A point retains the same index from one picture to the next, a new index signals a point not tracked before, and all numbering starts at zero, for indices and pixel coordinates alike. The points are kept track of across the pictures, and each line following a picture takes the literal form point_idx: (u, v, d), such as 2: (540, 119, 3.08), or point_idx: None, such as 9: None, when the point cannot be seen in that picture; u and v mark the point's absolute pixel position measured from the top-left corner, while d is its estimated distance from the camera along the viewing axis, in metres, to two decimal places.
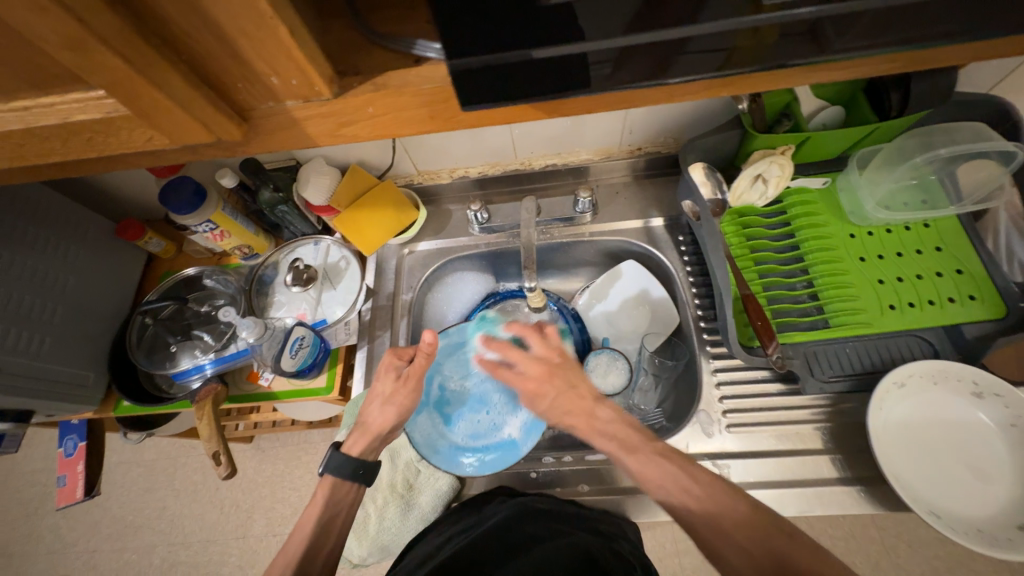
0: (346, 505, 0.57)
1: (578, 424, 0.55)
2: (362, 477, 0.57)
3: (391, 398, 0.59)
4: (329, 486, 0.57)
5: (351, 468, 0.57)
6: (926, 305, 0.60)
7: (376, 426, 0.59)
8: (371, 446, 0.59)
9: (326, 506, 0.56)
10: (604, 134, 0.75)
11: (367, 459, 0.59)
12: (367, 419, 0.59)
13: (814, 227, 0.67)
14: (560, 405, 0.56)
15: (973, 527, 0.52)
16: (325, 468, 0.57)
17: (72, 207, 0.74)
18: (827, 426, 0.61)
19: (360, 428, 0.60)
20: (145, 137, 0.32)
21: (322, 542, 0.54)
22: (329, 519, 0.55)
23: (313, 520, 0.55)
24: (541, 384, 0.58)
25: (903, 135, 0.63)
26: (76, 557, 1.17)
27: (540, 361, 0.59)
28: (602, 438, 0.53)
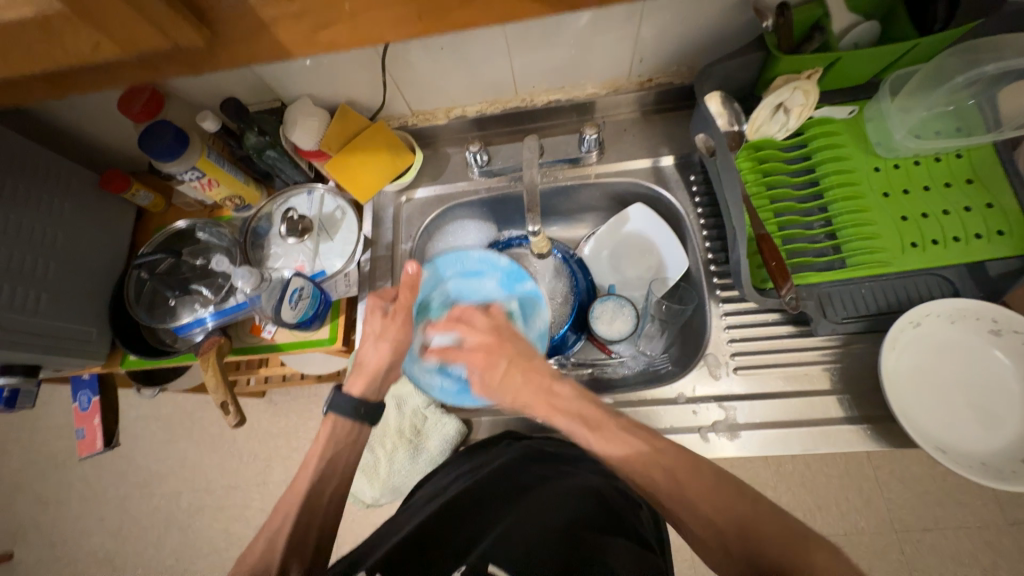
0: (350, 444, 0.58)
1: (532, 403, 0.53)
2: (364, 416, 0.58)
3: (382, 335, 0.59)
4: (333, 423, 0.57)
5: (353, 406, 0.57)
6: (950, 242, 0.57)
7: (371, 366, 0.59)
8: (371, 386, 0.60)
9: (329, 447, 0.57)
10: (611, 64, 0.69)
11: (369, 400, 0.59)
12: (362, 360, 0.59)
13: (837, 162, 0.63)
14: (508, 380, 0.54)
15: (980, 460, 0.52)
16: (329, 407, 0.58)
17: (51, 158, 0.71)
18: (838, 366, 0.61)
19: (356, 369, 0.60)
20: (90, 43, 0.28)
21: (325, 485, 0.55)
22: (335, 457, 0.57)
23: (319, 460, 0.56)
24: (492, 356, 0.55)
25: (946, 52, 0.57)
26: (108, 503, 1.23)
27: (486, 332, 0.57)
28: (562, 417, 0.51)
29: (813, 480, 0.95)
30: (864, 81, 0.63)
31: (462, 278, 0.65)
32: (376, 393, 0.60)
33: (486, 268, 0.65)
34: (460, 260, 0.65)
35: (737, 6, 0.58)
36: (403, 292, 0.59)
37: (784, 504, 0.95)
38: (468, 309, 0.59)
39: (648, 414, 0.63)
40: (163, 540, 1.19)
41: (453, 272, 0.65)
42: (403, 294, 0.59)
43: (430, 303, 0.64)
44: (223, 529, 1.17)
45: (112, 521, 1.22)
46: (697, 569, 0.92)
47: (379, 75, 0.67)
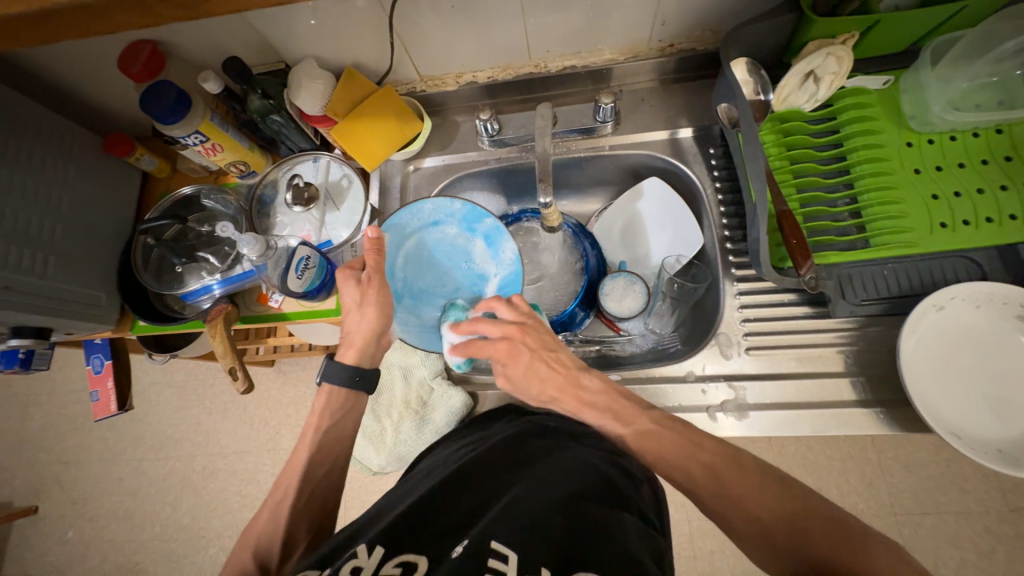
0: (347, 411, 0.58)
1: (558, 395, 0.53)
2: (359, 384, 0.58)
3: (363, 304, 0.57)
4: (327, 394, 0.57)
5: (348, 375, 0.57)
6: (983, 222, 0.55)
7: (361, 335, 0.57)
8: (366, 353, 0.58)
9: (326, 416, 0.57)
10: (631, 27, 0.65)
11: (365, 367, 0.58)
12: (349, 331, 0.58)
13: (867, 135, 0.60)
14: (533, 373, 0.53)
15: (996, 447, 0.51)
16: (322, 377, 0.57)
17: (53, 119, 0.69)
18: (852, 348, 0.59)
19: (345, 340, 0.58)
20: None
21: (323, 456, 0.56)
22: (333, 426, 0.57)
23: (316, 428, 0.56)
24: (515, 349, 0.53)
25: (995, 16, 0.53)
26: (125, 464, 1.28)
27: (510, 324, 0.54)
28: (591, 411, 0.52)
29: (815, 463, 0.96)
30: (903, 48, 0.58)
31: (423, 231, 0.63)
32: (370, 359, 0.59)
33: (443, 216, 0.63)
34: (412, 214, 0.62)
35: None
36: (370, 256, 0.57)
37: None
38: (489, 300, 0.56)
39: (655, 392, 0.62)
40: (178, 500, 1.23)
41: (413, 229, 0.62)
42: (370, 258, 0.57)
43: (400, 264, 0.61)
44: (235, 492, 1.21)
45: (130, 482, 1.27)
46: (695, 543, 0.93)
47: (386, 36, 0.64)
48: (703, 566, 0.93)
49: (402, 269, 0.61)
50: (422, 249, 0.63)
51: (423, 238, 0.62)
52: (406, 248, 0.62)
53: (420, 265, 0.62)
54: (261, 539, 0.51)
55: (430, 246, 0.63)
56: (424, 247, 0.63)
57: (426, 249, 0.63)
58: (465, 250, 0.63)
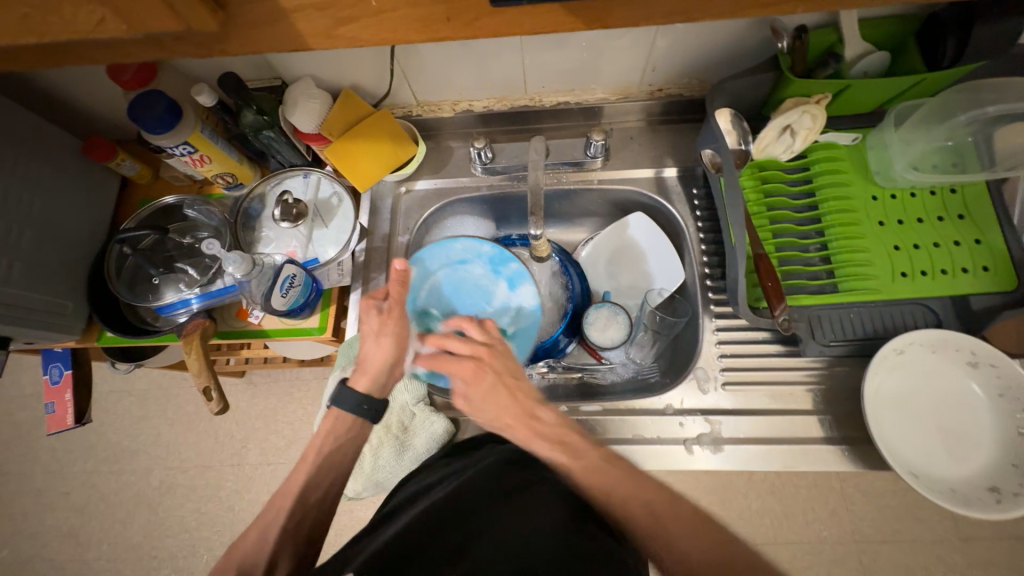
0: (350, 440, 0.58)
1: (513, 424, 0.52)
2: (366, 412, 0.57)
3: (381, 331, 0.57)
4: (333, 418, 0.57)
5: (356, 402, 0.57)
6: (938, 274, 0.59)
7: (374, 362, 0.57)
8: (378, 381, 0.58)
9: (329, 440, 0.56)
10: (623, 71, 0.68)
11: (374, 396, 0.58)
12: (363, 357, 0.58)
13: (837, 187, 0.64)
14: (494, 399, 0.52)
15: (949, 487, 0.54)
16: (332, 401, 0.57)
17: (31, 119, 0.67)
18: (821, 387, 0.62)
19: (359, 366, 0.58)
20: (94, 20, 0.29)
21: (320, 480, 0.54)
22: (335, 452, 0.56)
23: (319, 451, 0.55)
24: (480, 370, 0.53)
25: (951, 89, 0.58)
26: (74, 477, 1.20)
27: (478, 344, 0.55)
28: (544, 443, 0.50)
29: (782, 490, 0.99)
30: (871, 109, 0.63)
31: (449, 268, 0.64)
32: (382, 388, 0.58)
33: (471, 256, 0.65)
34: (441, 249, 0.64)
35: (754, 25, 0.58)
36: (393, 286, 0.58)
37: (753, 510, 0.98)
38: (461, 319, 0.56)
39: (635, 423, 0.63)
40: (130, 517, 1.16)
41: (438, 265, 0.64)
42: (393, 289, 0.58)
43: (423, 296, 0.63)
44: (195, 509, 1.15)
45: (77, 496, 1.19)
46: None
47: (386, 61, 0.65)
48: None
49: (424, 300, 0.63)
50: (447, 283, 0.64)
51: (447, 274, 0.64)
52: (431, 280, 0.64)
53: (443, 298, 0.63)
54: (244, 561, 0.49)
55: (455, 281, 0.64)
56: (448, 282, 0.64)
57: (450, 284, 0.64)
58: (488, 290, 0.64)
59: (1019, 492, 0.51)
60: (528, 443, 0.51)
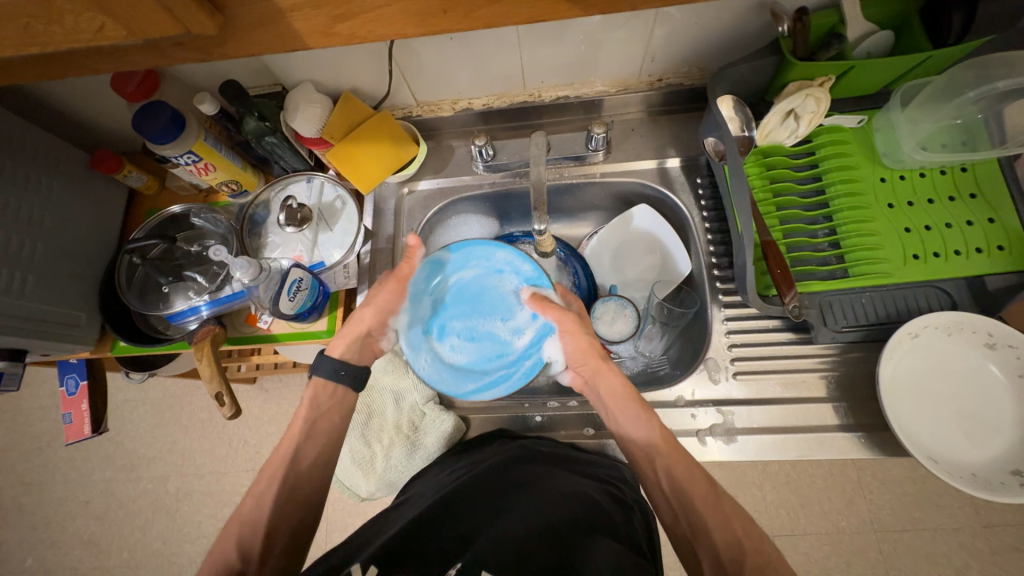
0: (333, 405, 0.59)
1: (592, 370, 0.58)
2: (344, 377, 0.58)
3: (369, 300, 0.61)
4: (316, 386, 0.58)
5: (333, 368, 0.58)
6: (951, 255, 0.58)
7: (357, 327, 0.60)
8: (354, 347, 0.60)
9: (313, 409, 0.57)
10: (622, 62, 0.67)
11: (349, 362, 0.60)
12: (348, 323, 0.61)
13: (844, 170, 0.63)
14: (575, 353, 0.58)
15: (970, 472, 0.53)
16: (313, 369, 0.59)
17: (40, 135, 0.68)
18: (834, 374, 0.61)
19: (341, 333, 0.61)
20: (95, 26, 0.29)
21: (310, 445, 0.56)
22: (317, 418, 0.57)
23: (304, 418, 0.56)
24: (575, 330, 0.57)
25: (958, 66, 0.57)
26: (93, 486, 1.22)
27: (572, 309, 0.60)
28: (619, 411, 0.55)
29: (798, 480, 0.97)
30: (876, 90, 0.62)
31: (481, 269, 0.60)
32: (354, 356, 0.61)
33: (508, 268, 0.60)
34: (472, 249, 0.60)
35: (753, 10, 0.58)
36: (402, 265, 0.60)
37: (768, 502, 0.98)
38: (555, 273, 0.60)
39: None
40: (149, 524, 1.18)
41: (464, 262, 0.61)
42: (402, 267, 0.60)
43: (441, 285, 0.60)
44: (211, 515, 1.16)
45: (97, 505, 1.21)
46: None
47: (385, 63, 0.65)
48: None
49: (443, 289, 0.60)
50: (469, 282, 0.61)
51: (476, 275, 0.60)
52: (456, 273, 0.61)
53: (457, 295, 0.60)
54: (244, 533, 0.49)
55: (477, 283, 0.60)
56: (471, 283, 0.60)
57: (473, 285, 0.60)
58: (511, 307, 0.59)
59: None
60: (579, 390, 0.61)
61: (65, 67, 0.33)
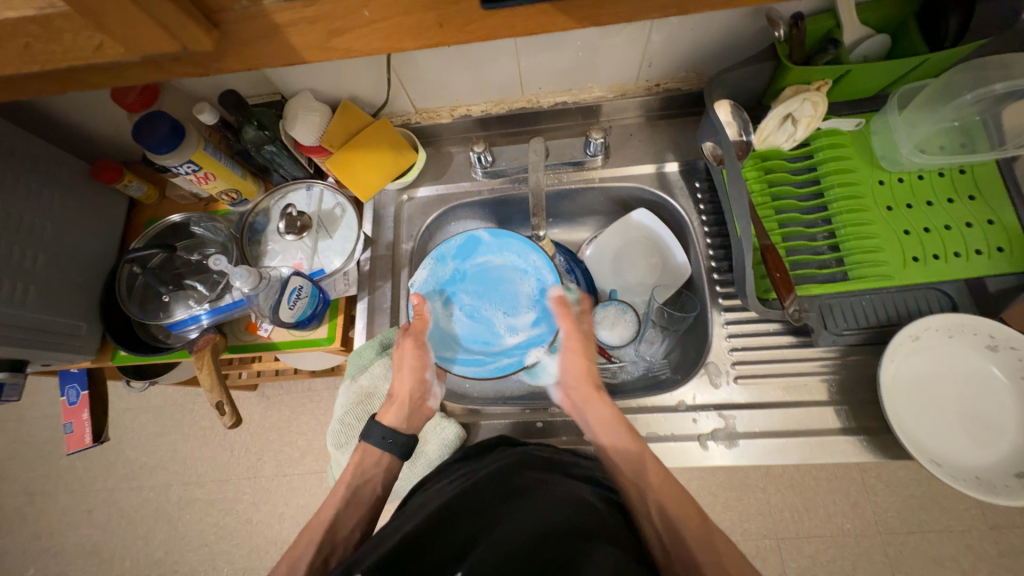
0: (377, 473, 0.58)
1: (583, 394, 0.60)
2: (392, 446, 0.57)
3: (400, 364, 0.60)
4: (361, 453, 0.58)
5: (380, 436, 0.57)
6: (951, 257, 0.58)
7: (401, 393, 0.60)
8: (403, 414, 0.59)
9: (356, 474, 0.57)
10: (620, 68, 0.68)
11: (400, 429, 0.59)
12: (392, 391, 0.61)
13: (842, 173, 0.63)
14: (573, 369, 0.61)
15: (974, 475, 0.53)
16: (364, 437, 0.58)
17: (41, 146, 0.68)
18: (836, 377, 0.61)
19: (388, 400, 0.61)
20: (94, 45, 0.30)
21: (350, 513, 0.55)
22: (359, 485, 0.56)
23: (349, 482, 0.56)
24: (577, 341, 0.61)
25: (956, 69, 0.57)
26: (95, 495, 1.22)
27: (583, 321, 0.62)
28: (602, 429, 0.57)
29: (802, 483, 0.97)
30: (873, 94, 0.63)
31: (508, 260, 0.63)
32: (408, 422, 0.60)
33: (532, 269, 0.62)
34: (508, 240, 0.63)
35: (749, 15, 0.58)
36: (416, 321, 0.61)
37: (772, 505, 0.97)
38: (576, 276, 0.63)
39: (648, 421, 0.63)
40: (151, 533, 1.17)
41: (497, 248, 0.63)
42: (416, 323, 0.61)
43: (467, 261, 0.63)
44: (213, 523, 1.16)
45: (99, 514, 1.20)
46: None
47: (383, 71, 0.66)
48: None
49: (470, 265, 0.63)
50: (494, 268, 0.63)
51: (501, 263, 0.63)
52: (488, 255, 0.64)
53: (479, 273, 0.63)
54: None
55: (501, 271, 0.63)
56: (494, 267, 0.63)
57: (496, 270, 0.63)
58: (519, 306, 0.61)
59: None
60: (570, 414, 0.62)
61: (64, 85, 0.34)
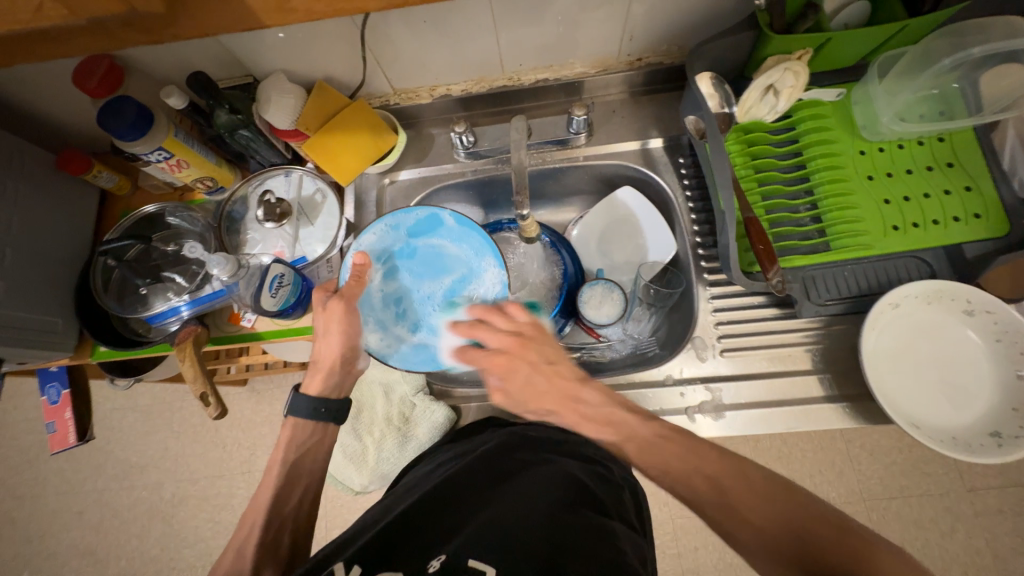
0: (313, 443, 0.57)
1: (556, 408, 0.54)
2: (324, 415, 0.57)
3: (327, 328, 0.56)
4: (292, 427, 0.57)
5: (311, 407, 0.57)
6: (930, 225, 0.59)
7: (327, 360, 0.57)
8: (329, 383, 0.58)
9: (292, 449, 0.56)
10: (601, 41, 0.66)
11: (329, 399, 0.58)
12: (317, 357, 0.57)
13: (824, 145, 0.63)
14: (530, 388, 0.53)
15: (950, 435, 0.54)
16: (287, 409, 0.57)
17: (2, 136, 0.65)
18: (820, 347, 0.62)
19: (313, 367, 0.58)
20: (32, 6, 0.27)
21: (290, 489, 0.54)
22: (298, 461, 0.56)
23: (283, 461, 0.55)
24: (511, 363, 0.53)
25: (934, 35, 0.57)
26: (86, 496, 1.20)
27: (507, 335, 0.53)
28: (591, 425, 0.52)
29: (789, 455, 0.99)
30: (853, 63, 0.62)
31: (462, 254, 0.59)
32: (334, 390, 0.58)
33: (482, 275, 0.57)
34: (471, 235, 0.59)
35: None
36: (349, 281, 0.56)
37: None
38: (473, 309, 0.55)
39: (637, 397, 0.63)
40: (146, 531, 1.17)
41: (458, 236, 0.59)
42: (347, 287, 0.56)
43: (420, 239, 0.59)
44: (209, 519, 1.15)
45: (92, 515, 1.19)
46: (681, 540, 0.97)
47: (358, 49, 0.64)
48: (687, 563, 0.96)
49: (423, 243, 0.59)
50: (447, 254, 0.59)
51: (453, 253, 0.59)
52: (446, 239, 0.59)
53: (428, 254, 0.59)
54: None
55: (451, 262, 0.59)
56: (444, 256, 0.59)
57: (444, 260, 0.59)
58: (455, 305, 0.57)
59: (1020, 435, 0.52)
60: (578, 425, 0.54)
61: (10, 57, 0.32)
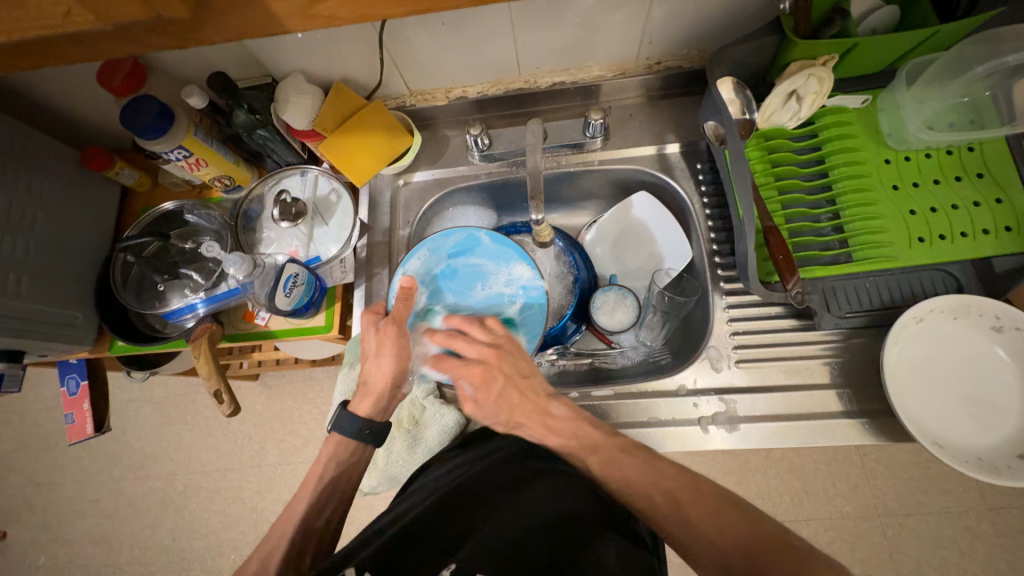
0: (353, 463, 0.57)
1: (525, 420, 0.53)
2: (368, 436, 0.57)
3: (379, 351, 0.55)
4: (336, 442, 0.57)
5: (356, 426, 0.56)
6: (958, 237, 0.57)
7: (378, 383, 0.56)
8: (380, 405, 0.57)
9: (330, 467, 0.56)
10: (619, 45, 0.66)
11: (376, 420, 0.57)
12: (367, 379, 0.56)
13: (848, 152, 0.62)
14: (505, 400, 0.52)
15: (976, 456, 0.52)
16: (333, 426, 0.57)
17: (29, 133, 0.67)
18: (839, 360, 0.61)
19: (362, 389, 0.57)
20: (60, 11, 0.28)
21: (322, 505, 0.54)
22: (338, 475, 0.56)
23: (323, 475, 0.55)
24: (488, 374, 0.52)
25: (965, 41, 0.56)
26: (101, 485, 1.23)
27: (485, 346, 0.53)
28: (556, 437, 0.51)
29: (802, 467, 0.97)
30: (880, 69, 0.61)
31: (501, 272, 0.60)
32: (383, 411, 0.58)
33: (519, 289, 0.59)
34: (507, 251, 0.60)
35: None
36: (398, 304, 0.56)
37: (773, 489, 0.97)
38: (451, 320, 0.55)
39: (648, 405, 0.62)
40: (158, 520, 1.19)
41: (496, 254, 0.61)
42: (397, 307, 0.55)
43: (461, 259, 0.61)
44: (219, 511, 1.17)
45: (107, 503, 1.21)
46: None
47: (376, 51, 0.64)
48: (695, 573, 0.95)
49: (462, 262, 0.60)
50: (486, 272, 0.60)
51: (492, 271, 0.60)
52: (483, 257, 0.61)
53: (468, 274, 0.60)
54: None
55: (490, 279, 0.60)
56: (483, 276, 0.60)
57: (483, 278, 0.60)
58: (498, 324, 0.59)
59: None
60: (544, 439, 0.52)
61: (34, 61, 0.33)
